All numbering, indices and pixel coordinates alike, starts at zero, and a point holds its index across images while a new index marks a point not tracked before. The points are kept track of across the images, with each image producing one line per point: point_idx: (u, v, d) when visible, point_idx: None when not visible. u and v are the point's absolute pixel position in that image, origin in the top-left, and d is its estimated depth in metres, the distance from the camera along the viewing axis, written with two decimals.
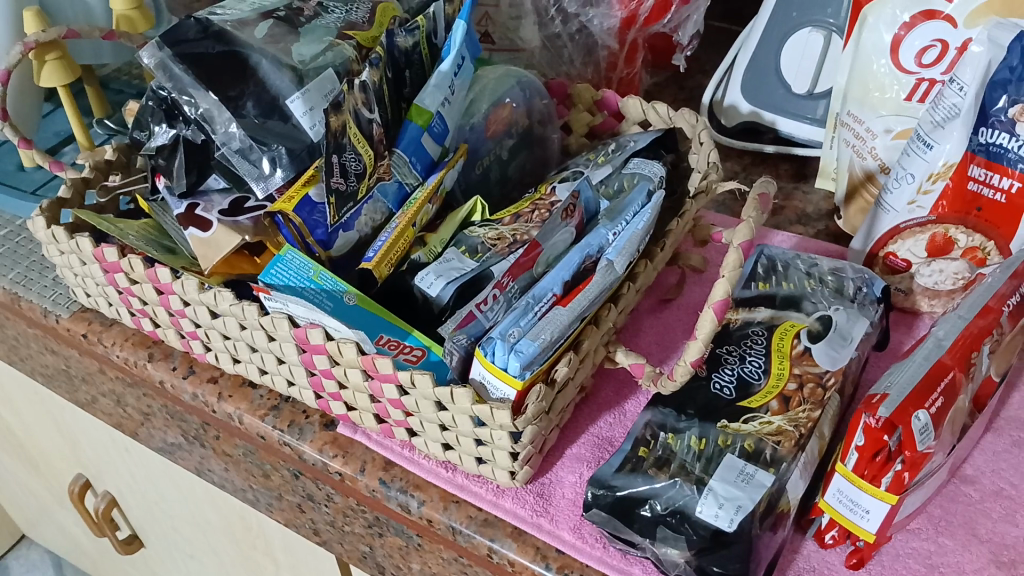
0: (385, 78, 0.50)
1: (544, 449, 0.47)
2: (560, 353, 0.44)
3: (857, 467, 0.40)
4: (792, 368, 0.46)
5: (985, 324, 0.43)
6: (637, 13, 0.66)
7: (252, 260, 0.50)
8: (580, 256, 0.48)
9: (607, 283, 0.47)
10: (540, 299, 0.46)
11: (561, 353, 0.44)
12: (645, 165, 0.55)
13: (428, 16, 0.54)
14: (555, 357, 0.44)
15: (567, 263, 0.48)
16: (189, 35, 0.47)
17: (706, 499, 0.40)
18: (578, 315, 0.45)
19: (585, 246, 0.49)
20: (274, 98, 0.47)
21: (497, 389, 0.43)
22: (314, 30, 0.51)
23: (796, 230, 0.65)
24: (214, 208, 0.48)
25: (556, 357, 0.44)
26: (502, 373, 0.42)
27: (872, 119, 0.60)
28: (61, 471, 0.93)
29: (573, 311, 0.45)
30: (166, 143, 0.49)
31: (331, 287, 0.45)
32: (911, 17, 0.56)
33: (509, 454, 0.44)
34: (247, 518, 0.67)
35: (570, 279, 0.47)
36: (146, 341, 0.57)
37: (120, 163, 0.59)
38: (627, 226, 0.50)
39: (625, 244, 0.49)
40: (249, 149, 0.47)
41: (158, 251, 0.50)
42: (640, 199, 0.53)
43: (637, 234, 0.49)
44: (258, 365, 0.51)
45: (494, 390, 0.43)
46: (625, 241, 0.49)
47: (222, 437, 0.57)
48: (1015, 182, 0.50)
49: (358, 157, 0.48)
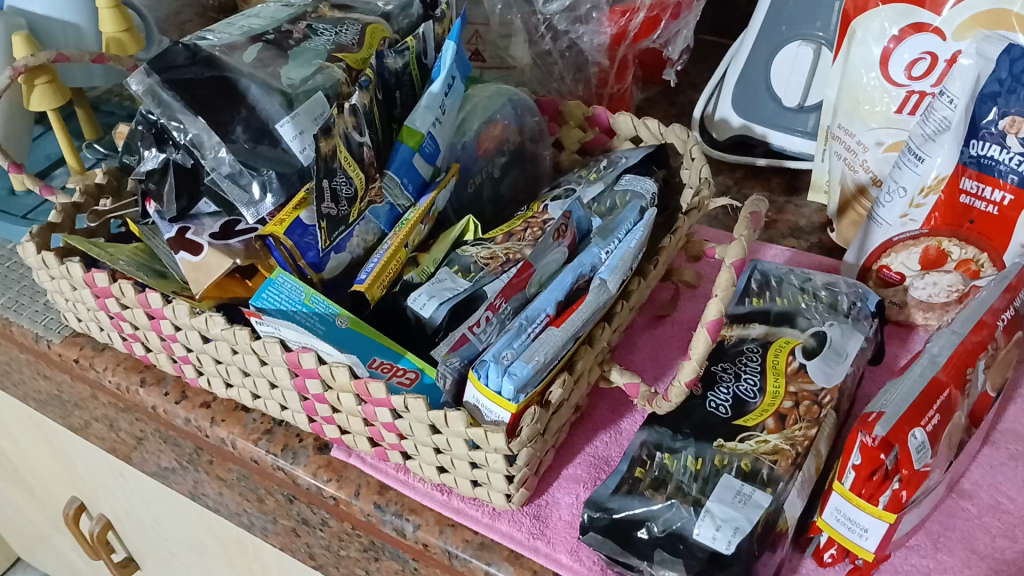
0: (375, 99, 0.50)
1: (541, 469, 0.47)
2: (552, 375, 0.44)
3: (855, 485, 0.40)
4: (788, 386, 0.46)
5: (979, 339, 0.42)
6: (627, 30, 0.66)
7: (244, 284, 0.50)
8: (574, 275, 0.48)
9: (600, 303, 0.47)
10: (533, 320, 0.45)
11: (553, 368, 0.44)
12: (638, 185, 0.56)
13: (417, 37, 0.54)
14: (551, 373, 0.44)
15: (559, 283, 0.47)
16: (177, 61, 0.47)
17: (704, 521, 0.40)
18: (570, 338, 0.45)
19: (578, 266, 0.48)
20: (264, 122, 0.47)
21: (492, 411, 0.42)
22: (303, 53, 0.50)
23: (789, 243, 0.65)
24: (204, 231, 0.48)
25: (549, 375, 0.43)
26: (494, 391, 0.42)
27: (862, 132, 0.60)
28: (57, 495, 0.92)
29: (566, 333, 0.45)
30: (154, 167, 0.49)
31: (323, 311, 0.45)
32: (900, 30, 0.56)
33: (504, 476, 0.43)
34: (243, 543, 0.67)
35: (563, 299, 0.47)
36: (138, 366, 0.57)
37: (111, 187, 0.59)
38: (619, 245, 0.50)
39: (617, 262, 0.49)
40: (239, 173, 0.47)
41: (148, 275, 0.50)
42: (633, 216, 0.53)
43: (630, 252, 0.50)
44: (250, 390, 0.51)
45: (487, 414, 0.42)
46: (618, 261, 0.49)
47: (215, 461, 0.57)
48: (1007, 194, 0.50)
49: (348, 180, 0.48)
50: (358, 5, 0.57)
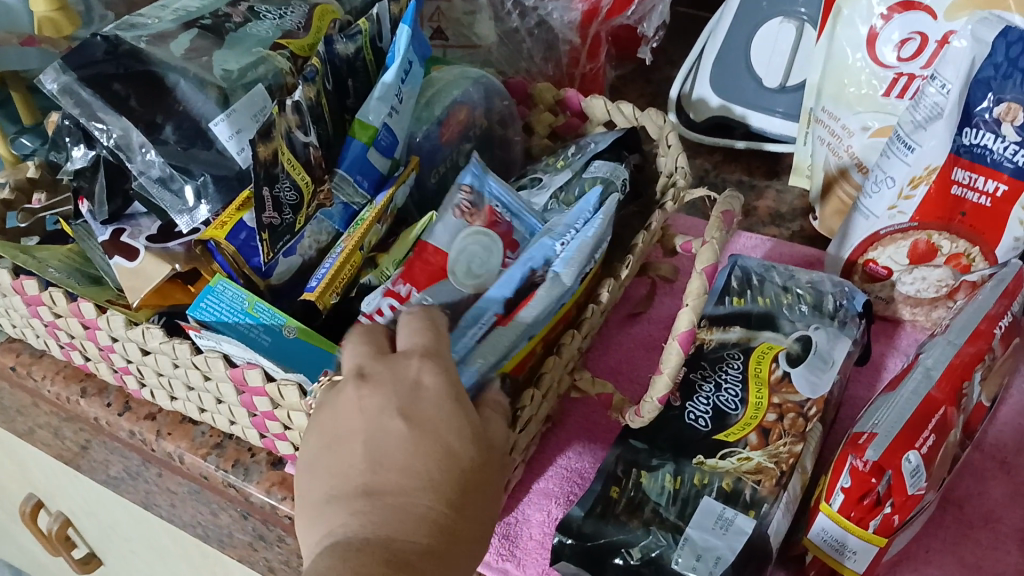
0: (324, 90, 0.46)
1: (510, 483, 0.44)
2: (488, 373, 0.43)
3: (843, 508, 0.37)
4: (770, 398, 0.43)
5: (975, 350, 0.40)
6: (598, 6, 0.63)
7: (187, 289, 0.46)
8: (523, 270, 0.44)
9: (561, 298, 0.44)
10: (478, 320, 0.42)
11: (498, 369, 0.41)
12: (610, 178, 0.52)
13: (371, 19, 0.50)
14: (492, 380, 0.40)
15: (507, 279, 0.44)
16: (96, 55, 0.42)
17: (684, 550, 0.38)
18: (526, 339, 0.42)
19: (527, 261, 0.44)
20: (197, 121, 0.43)
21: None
22: (244, 40, 0.46)
23: (769, 232, 0.62)
24: (141, 233, 0.45)
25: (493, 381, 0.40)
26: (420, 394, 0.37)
27: (847, 116, 0.57)
28: (12, 493, 0.88)
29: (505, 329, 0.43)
30: (83, 166, 0.45)
31: (270, 320, 0.42)
32: (888, 8, 0.52)
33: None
34: (202, 550, 0.63)
35: (512, 295, 0.43)
36: (79, 374, 0.54)
37: (44, 181, 0.55)
38: (575, 235, 0.46)
39: (579, 254, 0.45)
40: (169, 177, 0.43)
41: (81, 282, 0.46)
42: (593, 201, 0.48)
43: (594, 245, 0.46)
44: (196, 403, 0.47)
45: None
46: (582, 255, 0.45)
47: (165, 473, 0.54)
48: (1002, 185, 0.47)
49: (293, 185, 0.44)
50: None
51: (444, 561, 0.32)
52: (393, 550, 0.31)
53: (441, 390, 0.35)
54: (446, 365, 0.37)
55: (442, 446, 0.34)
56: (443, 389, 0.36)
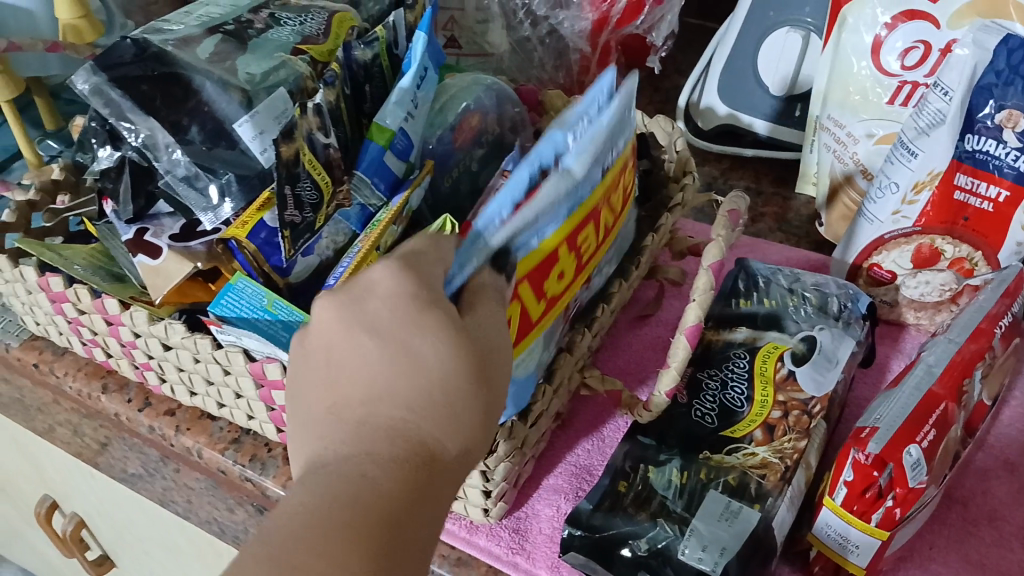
0: (343, 95, 0.48)
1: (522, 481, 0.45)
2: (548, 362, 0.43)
3: (846, 501, 0.38)
4: (776, 395, 0.44)
5: (977, 348, 0.41)
6: (609, 15, 0.64)
7: (207, 288, 0.47)
8: (529, 172, 0.37)
9: (574, 199, 0.40)
10: (487, 228, 0.36)
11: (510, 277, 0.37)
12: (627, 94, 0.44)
13: (388, 26, 0.51)
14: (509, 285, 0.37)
15: (514, 181, 0.37)
16: (124, 58, 0.44)
17: (690, 541, 0.38)
18: (537, 239, 0.38)
19: (535, 158, 0.37)
20: (220, 122, 0.44)
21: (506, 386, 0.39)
22: (264, 45, 0.48)
23: (776, 238, 0.63)
24: (164, 233, 0.46)
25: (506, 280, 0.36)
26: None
27: (852, 123, 0.58)
28: (27, 494, 0.88)
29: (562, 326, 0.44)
30: (109, 166, 0.46)
31: (288, 318, 0.42)
32: (893, 18, 0.53)
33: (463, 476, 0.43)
34: (217, 547, 0.64)
35: (520, 200, 0.37)
36: (99, 371, 0.55)
37: (67, 183, 0.57)
38: (588, 124, 0.39)
39: (579, 166, 0.39)
40: (195, 176, 0.44)
41: (105, 280, 0.47)
42: (608, 86, 0.41)
43: (607, 153, 0.42)
44: (215, 398, 0.49)
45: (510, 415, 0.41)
46: (592, 158, 0.39)
47: (182, 470, 0.55)
48: (1004, 191, 0.48)
49: (313, 185, 0.45)
50: None
51: (422, 477, 0.32)
52: (358, 469, 0.31)
53: (399, 293, 0.33)
54: (424, 275, 0.34)
55: (408, 354, 0.32)
56: (405, 289, 0.33)
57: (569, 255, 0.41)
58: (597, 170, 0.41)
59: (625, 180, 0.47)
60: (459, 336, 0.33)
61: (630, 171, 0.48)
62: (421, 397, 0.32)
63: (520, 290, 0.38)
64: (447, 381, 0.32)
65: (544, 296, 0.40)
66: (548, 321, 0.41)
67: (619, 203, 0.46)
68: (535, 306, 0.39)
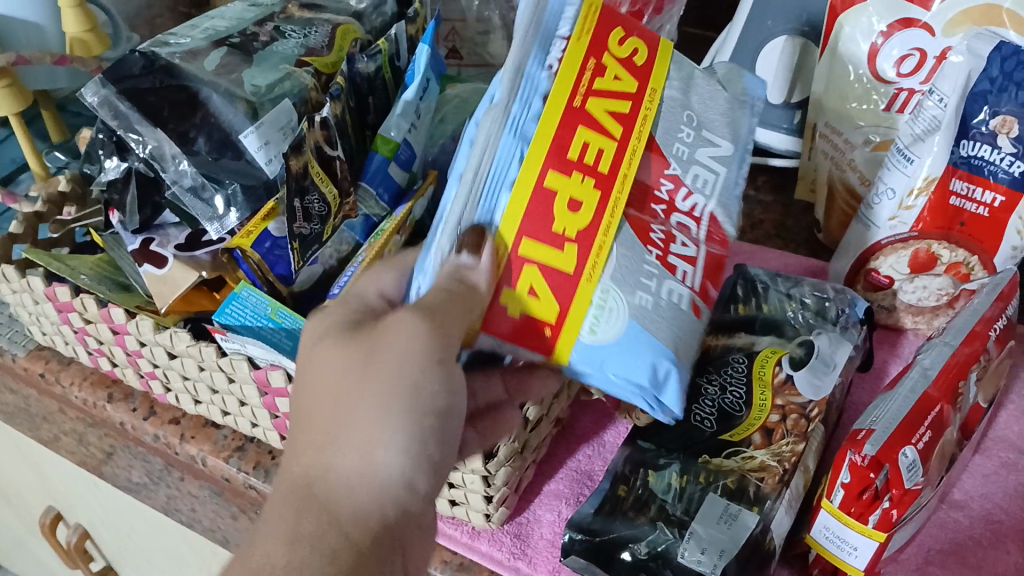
0: (347, 108, 0.48)
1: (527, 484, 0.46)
2: (688, 344, 0.40)
3: (844, 503, 0.38)
4: (774, 399, 0.45)
5: (971, 351, 0.41)
6: None
7: (211, 296, 0.48)
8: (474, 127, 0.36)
9: (522, 136, 0.36)
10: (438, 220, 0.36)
11: (495, 246, 0.36)
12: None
13: (390, 39, 0.52)
14: (486, 255, 0.36)
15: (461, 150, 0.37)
16: (133, 70, 0.45)
17: (689, 543, 0.39)
18: (505, 194, 0.36)
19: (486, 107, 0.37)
20: (227, 133, 0.45)
21: (612, 372, 0.38)
22: (269, 57, 0.49)
23: (774, 245, 0.63)
24: (169, 242, 0.47)
25: (477, 256, 0.36)
26: (522, 338, 0.37)
27: (850, 130, 0.58)
28: (30, 504, 0.89)
29: (700, 313, 0.42)
30: (116, 177, 0.47)
31: (291, 325, 0.43)
32: (888, 25, 0.54)
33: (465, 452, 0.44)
34: (220, 556, 0.64)
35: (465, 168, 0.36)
36: (105, 380, 0.56)
37: (74, 195, 0.57)
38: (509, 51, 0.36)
39: (498, 115, 0.36)
40: (201, 186, 0.45)
41: (110, 290, 0.48)
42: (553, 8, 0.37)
43: (524, 78, 0.36)
44: (220, 406, 0.49)
45: (664, 395, 0.39)
46: (512, 93, 0.36)
47: (187, 478, 0.55)
48: (999, 196, 0.48)
49: (322, 198, 0.45)
50: (328, 4, 0.55)
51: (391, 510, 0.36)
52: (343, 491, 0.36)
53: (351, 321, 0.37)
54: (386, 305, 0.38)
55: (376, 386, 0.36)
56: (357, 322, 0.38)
57: (577, 179, 0.37)
58: (535, 91, 0.36)
59: (631, 54, 0.40)
60: (344, 344, 0.36)
61: (632, 37, 0.41)
62: (319, 407, 0.37)
63: (527, 257, 0.36)
64: (329, 386, 0.36)
65: (567, 233, 0.37)
66: (603, 251, 0.38)
67: (639, 77, 0.40)
68: (569, 258, 0.37)
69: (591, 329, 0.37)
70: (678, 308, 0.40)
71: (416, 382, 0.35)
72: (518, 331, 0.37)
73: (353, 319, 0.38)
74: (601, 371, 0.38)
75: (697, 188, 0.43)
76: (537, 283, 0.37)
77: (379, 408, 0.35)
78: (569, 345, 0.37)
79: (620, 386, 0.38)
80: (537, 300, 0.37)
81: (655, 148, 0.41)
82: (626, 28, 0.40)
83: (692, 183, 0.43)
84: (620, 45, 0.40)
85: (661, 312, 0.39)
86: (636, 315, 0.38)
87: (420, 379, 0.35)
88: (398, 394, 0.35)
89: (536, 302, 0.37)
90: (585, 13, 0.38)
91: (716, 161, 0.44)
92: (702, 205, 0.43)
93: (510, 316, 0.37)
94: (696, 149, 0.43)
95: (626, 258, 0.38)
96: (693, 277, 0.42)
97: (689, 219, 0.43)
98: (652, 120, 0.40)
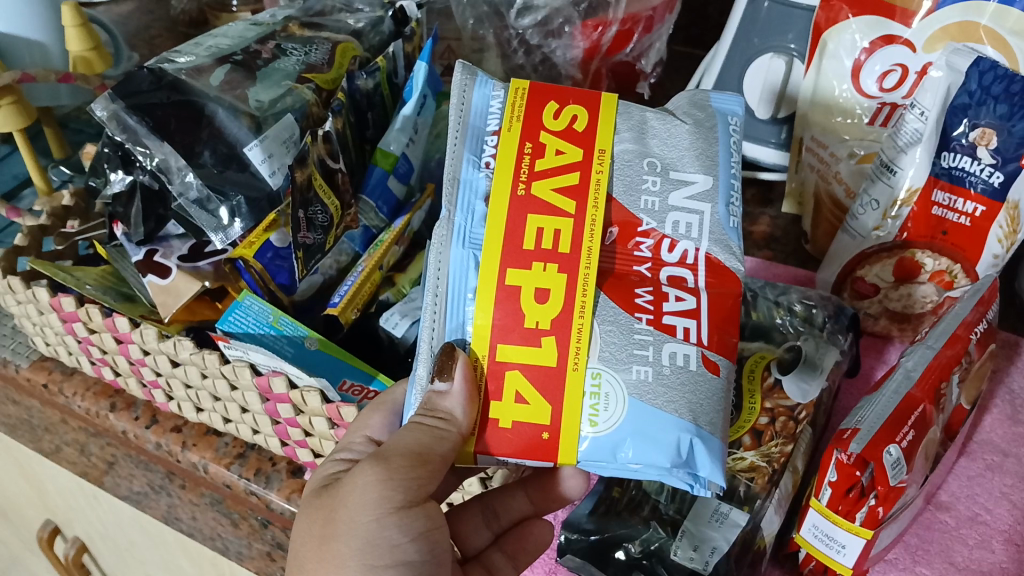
0: (348, 123, 0.50)
1: (533, 547, 0.45)
2: (712, 407, 0.36)
3: (831, 502, 0.39)
4: (763, 402, 0.46)
5: (953, 353, 0.43)
6: (600, 43, 0.63)
7: (214, 306, 0.49)
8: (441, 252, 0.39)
9: (472, 243, 0.37)
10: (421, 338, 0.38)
11: (465, 364, 0.36)
12: (481, 88, 0.41)
13: (388, 57, 0.53)
14: (458, 375, 0.36)
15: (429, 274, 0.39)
16: (142, 87, 0.47)
17: (681, 541, 0.42)
18: (469, 305, 0.37)
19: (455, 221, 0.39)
20: (232, 147, 0.47)
21: (630, 458, 0.36)
22: (272, 74, 0.50)
23: (763, 255, 0.65)
24: (173, 253, 0.48)
25: (449, 379, 0.35)
26: (524, 447, 0.36)
27: (835, 144, 0.60)
28: (28, 518, 0.89)
29: (719, 369, 0.37)
30: (121, 190, 0.48)
31: (292, 332, 0.44)
32: (870, 43, 0.56)
33: (480, 481, 0.47)
34: (219, 566, 0.65)
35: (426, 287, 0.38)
36: (107, 391, 0.57)
37: (78, 209, 0.59)
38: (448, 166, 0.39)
39: (444, 230, 0.38)
40: (207, 198, 0.46)
41: (115, 300, 0.49)
42: (480, 109, 0.40)
43: (462, 186, 0.38)
44: (222, 414, 0.50)
45: (695, 467, 0.36)
46: (454, 204, 0.38)
47: (188, 486, 0.56)
48: (978, 205, 0.50)
49: (325, 209, 0.47)
50: (327, 23, 0.57)
51: None
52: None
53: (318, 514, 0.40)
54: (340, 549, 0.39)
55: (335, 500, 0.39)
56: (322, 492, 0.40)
57: (538, 269, 0.37)
58: (475, 195, 0.38)
59: (568, 123, 0.39)
60: (313, 511, 0.39)
61: (569, 104, 0.40)
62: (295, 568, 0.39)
63: (506, 363, 0.36)
64: (302, 552, 0.39)
65: (540, 327, 0.36)
66: (582, 337, 0.36)
67: (582, 143, 0.39)
68: (548, 352, 0.36)
69: (592, 421, 0.36)
70: (687, 371, 0.36)
71: (373, 537, 0.37)
72: (518, 440, 0.36)
73: (327, 480, 0.41)
74: (619, 460, 0.36)
75: (682, 234, 0.39)
76: (523, 388, 0.36)
77: (335, 568, 0.37)
78: (574, 444, 0.36)
79: (644, 470, 0.36)
80: (528, 406, 0.36)
81: (615, 212, 0.39)
82: (561, 99, 0.40)
83: (673, 231, 0.39)
84: (553, 118, 0.39)
85: (665, 383, 0.36)
86: (635, 392, 0.36)
87: (375, 531, 0.37)
88: (354, 552, 0.37)
89: (525, 408, 0.36)
90: (513, 101, 0.40)
91: (697, 199, 0.39)
92: (694, 249, 0.39)
93: (505, 428, 0.36)
94: (670, 195, 0.39)
95: (612, 334, 0.37)
96: (698, 331, 0.38)
97: (683, 269, 0.39)
98: (607, 180, 0.39)
